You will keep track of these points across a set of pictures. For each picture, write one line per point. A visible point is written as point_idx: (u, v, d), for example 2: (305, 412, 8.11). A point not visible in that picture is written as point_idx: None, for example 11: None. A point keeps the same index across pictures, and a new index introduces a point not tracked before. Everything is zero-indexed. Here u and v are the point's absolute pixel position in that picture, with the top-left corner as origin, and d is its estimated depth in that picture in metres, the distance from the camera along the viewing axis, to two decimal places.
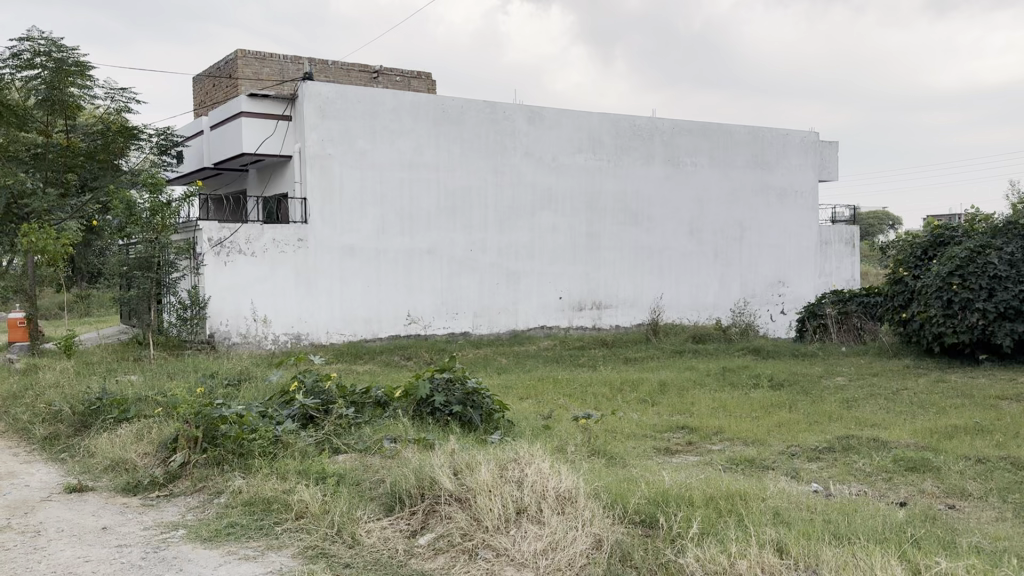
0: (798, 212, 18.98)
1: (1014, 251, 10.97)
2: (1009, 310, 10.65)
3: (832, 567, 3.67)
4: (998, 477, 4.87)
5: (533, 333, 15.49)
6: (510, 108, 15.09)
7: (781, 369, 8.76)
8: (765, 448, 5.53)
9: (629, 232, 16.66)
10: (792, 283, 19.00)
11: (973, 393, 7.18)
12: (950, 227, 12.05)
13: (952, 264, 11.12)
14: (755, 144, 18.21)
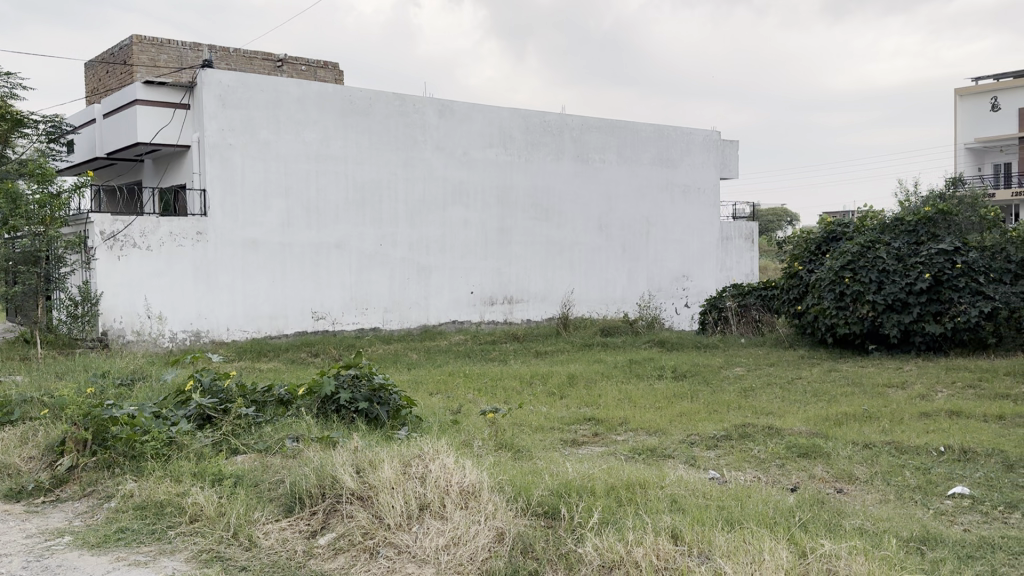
0: (701, 209, 19.54)
1: (900, 246, 11.52)
2: (896, 302, 11.15)
3: (722, 551, 3.83)
4: (882, 461, 5.14)
5: (444, 328, 15.45)
6: (419, 101, 15.03)
7: (684, 361, 9.00)
8: (666, 437, 5.67)
9: (540, 227, 16.83)
10: (695, 277, 19.54)
11: (863, 381, 7.53)
12: (842, 223, 12.72)
13: (843, 258, 11.65)
14: (661, 142, 18.69)
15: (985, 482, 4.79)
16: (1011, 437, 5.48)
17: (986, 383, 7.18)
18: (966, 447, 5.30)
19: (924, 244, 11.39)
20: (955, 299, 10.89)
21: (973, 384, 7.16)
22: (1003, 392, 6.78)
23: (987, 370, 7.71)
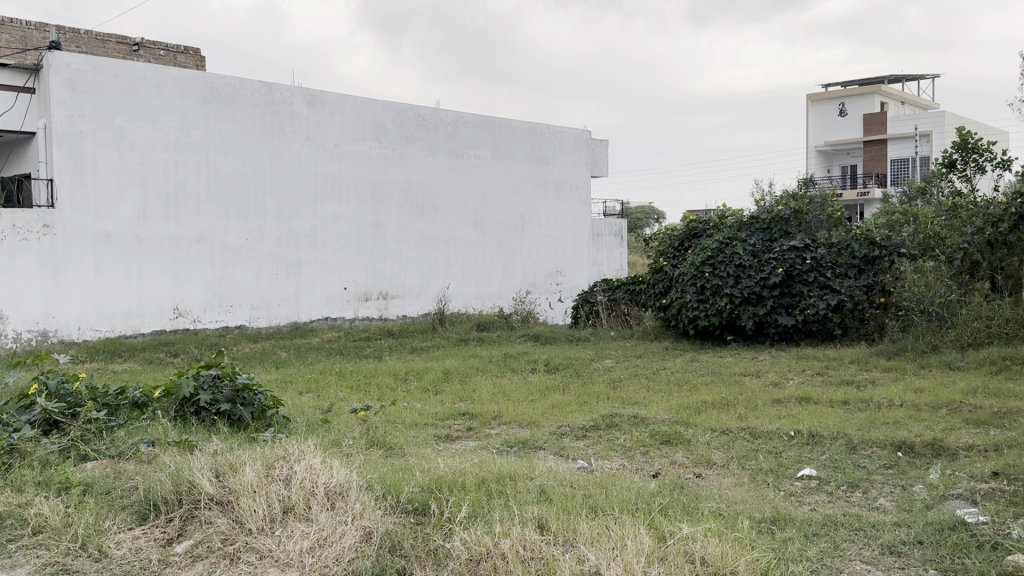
0: (573, 206, 19.99)
1: (755, 243, 12.24)
2: (752, 295, 11.82)
3: (586, 539, 3.94)
4: (739, 446, 5.43)
5: (315, 325, 15.10)
6: (287, 91, 14.65)
7: (557, 354, 9.20)
8: (538, 429, 5.77)
9: (414, 221, 16.75)
10: (569, 273, 19.97)
11: (722, 370, 7.96)
12: (703, 221, 13.36)
13: (704, 254, 12.32)
14: (535, 140, 19.00)
15: (830, 463, 5.15)
16: (852, 421, 5.92)
17: (832, 370, 7.75)
18: (813, 431, 5.68)
19: (777, 241, 12.16)
20: (805, 291, 11.63)
21: (820, 371, 7.71)
22: (847, 378, 7.33)
23: (833, 358, 8.31)
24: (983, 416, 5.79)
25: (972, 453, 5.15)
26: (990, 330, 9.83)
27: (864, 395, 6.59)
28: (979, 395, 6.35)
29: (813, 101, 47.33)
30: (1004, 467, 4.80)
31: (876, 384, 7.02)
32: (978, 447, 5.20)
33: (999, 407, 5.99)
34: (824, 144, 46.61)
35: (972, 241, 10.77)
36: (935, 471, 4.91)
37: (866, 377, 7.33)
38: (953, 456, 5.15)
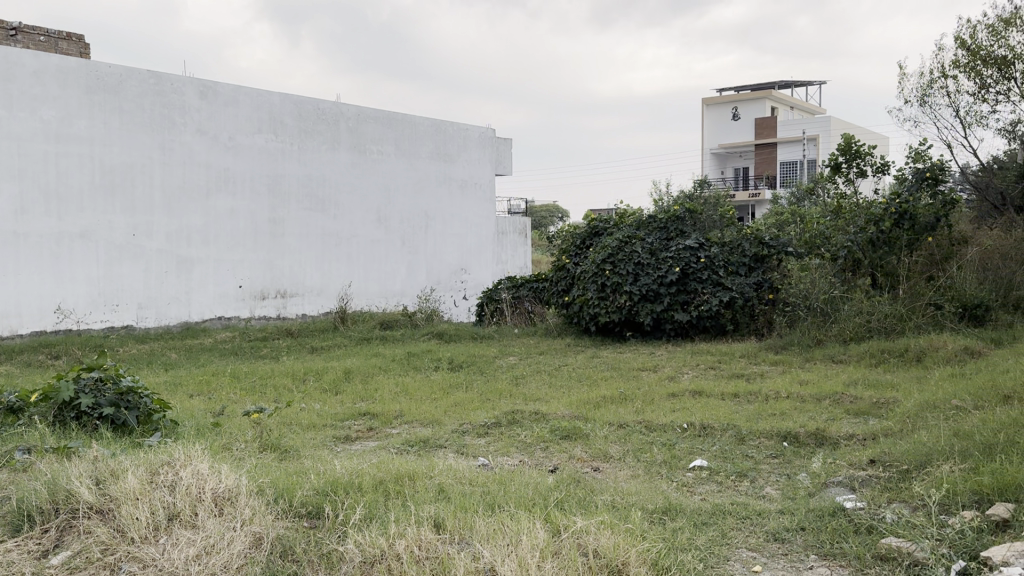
0: (478, 204, 20.02)
1: (653, 241, 12.58)
2: (650, 292, 12.15)
3: (482, 535, 3.96)
4: (635, 440, 5.57)
5: (208, 325, 14.67)
6: (178, 81, 14.16)
7: (461, 351, 9.21)
8: (439, 428, 5.78)
9: (314, 218, 16.44)
10: (473, 270, 20.00)
11: (622, 365, 8.17)
12: (603, 220, 13.64)
13: (604, 252, 12.59)
14: (439, 136, 18.94)
15: (720, 455, 5.34)
16: (742, 412, 6.16)
17: (725, 364, 8.06)
18: (705, 423, 5.89)
19: (674, 239, 12.54)
20: (700, 288, 12.05)
21: (714, 365, 8.01)
22: (739, 372, 7.64)
23: (725, 353, 8.64)
24: (862, 406, 6.14)
25: (851, 442, 5.44)
26: (870, 326, 10.36)
27: (753, 387, 6.88)
28: (858, 387, 6.73)
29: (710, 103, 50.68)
30: (879, 455, 5.09)
31: (764, 377, 7.35)
32: (857, 437, 5.50)
33: (877, 397, 6.36)
34: (717, 147, 50.40)
35: (855, 241, 11.40)
36: (818, 460, 5.16)
37: (755, 370, 7.66)
38: (834, 445, 5.42)
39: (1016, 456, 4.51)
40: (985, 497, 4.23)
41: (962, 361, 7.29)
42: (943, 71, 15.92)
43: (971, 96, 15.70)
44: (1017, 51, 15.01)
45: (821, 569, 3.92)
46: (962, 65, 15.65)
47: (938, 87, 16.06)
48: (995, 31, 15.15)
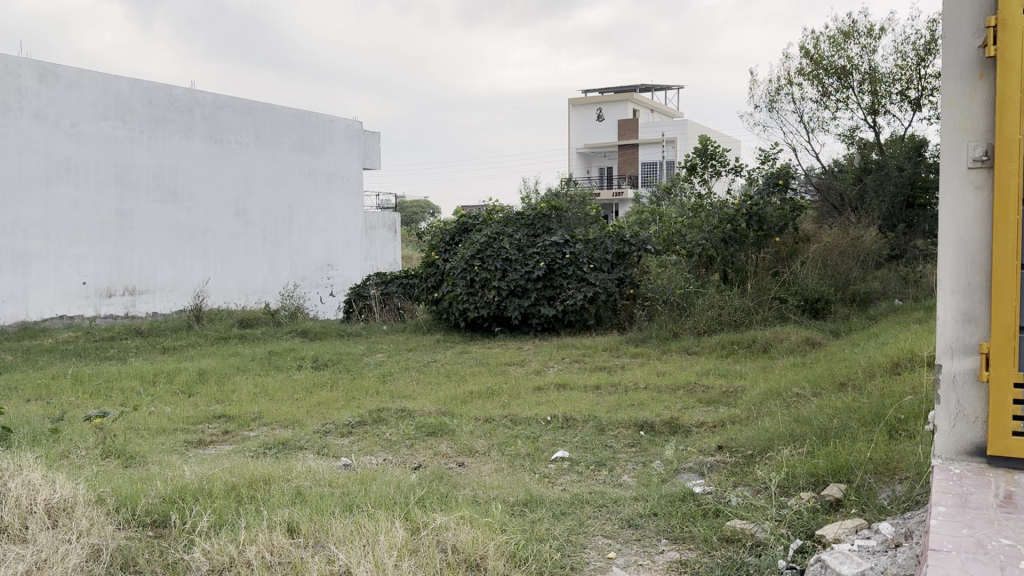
0: (343, 197, 20.67)
1: (520, 238, 12.79)
2: (517, 288, 12.40)
3: (337, 538, 3.89)
4: (500, 433, 5.65)
5: (49, 324, 14.35)
6: (13, 63, 13.62)
7: (326, 350, 9.02)
8: (301, 429, 5.77)
9: (166, 210, 16.30)
10: (340, 267, 20.66)
11: (489, 360, 8.26)
12: (472, 216, 13.72)
13: (472, 248, 12.66)
14: (301, 128, 19.30)
15: (581, 445, 5.50)
16: (603, 404, 6.37)
17: (588, 357, 8.31)
18: (568, 415, 6.05)
19: (540, 236, 12.83)
20: (565, 284, 12.36)
21: (578, 359, 8.23)
22: (601, 364, 7.90)
23: (588, 347, 8.89)
24: (714, 395, 6.49)
25: (701, 429, 5.74)
26: (721, 319, 10.92)
27: (614, 379, 7.14)
28: (710, 376, 7.11)
29: (576, 105, 53.27)
30: (727, 441, 5.38)
31: (625, 369, 7.63)
32: (708, 424, 5.80)
33: (727, 386, 6.74)
34: (582, 147, 52.96)
35: (709, 239, 12.09)
36: (671, 447, 5.41)
37: (617, 363, 7.93)
38: (686, 433, 5.70)
39: (848, 439, 4.87)
40: (820, 479, 4.55)
41: (804, 351, 7.84)
42: (790, 78, 17.06)
43: (814, 103, 16.93)
44: (854, 62, 16.27)
45: (671, 553, 4.11)
46: (806, 73, 16.83)
47: (785, 93, 17.20)
48: (835, 43, 16.38)
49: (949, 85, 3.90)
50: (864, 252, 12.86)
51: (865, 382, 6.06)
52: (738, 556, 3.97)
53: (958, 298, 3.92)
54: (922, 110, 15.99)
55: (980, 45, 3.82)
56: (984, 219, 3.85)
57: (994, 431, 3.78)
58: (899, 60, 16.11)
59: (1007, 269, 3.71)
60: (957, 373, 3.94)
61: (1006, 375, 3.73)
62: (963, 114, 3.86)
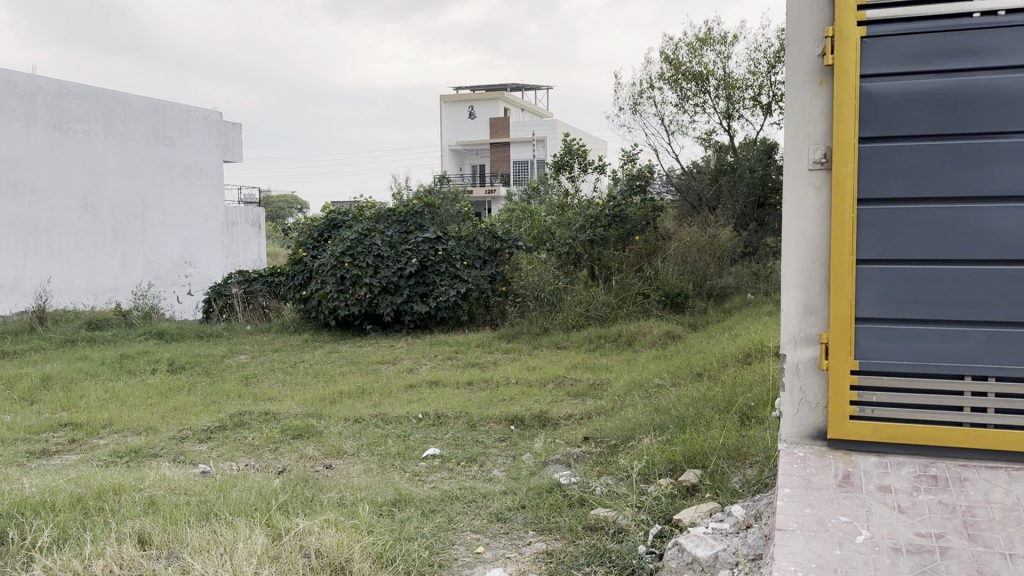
0: (201, 190, 19.87)
1: (392, 235, 12.72)
2: (390, 285, 12.33)
3: (192, 548, 3.73)
4: (369, 433, 5.57)
5: None
6: None
7: (184, 351, 8.58)
8: (155, 436, 5.52)
9: (5, 204, 15.03)
10: (197, 264, 19.84)
11: (360, 359, 8.12)
12: (342, 212, 13.43)
13: (342, 245, 12.43)
14: (156, 118, 18.32)
15: (452, 442, 5.50)
16: (475, 400, 6.41)
17: (461, 353, 8.34)
18: (439, 412, 6.04)
19: (412, 233, 12.77)
20: (438, 281, 12.41)
21: (451, 355, 8.24)
22: (473, 360, 7.96)
23: (460, 343, 8.92)
24: (582, 388, 6.67)
25: (569, 421, 5.88)
26: (588, 314, 11.30)
27: (486, 375, 7.19)
28: (579, 370, 7.30)
29: (447, 100, 53.34)
30: (592, 432, 5.55)
31: (497, 365, 7.70)
32: (575, 417, 5.96)
33: (594, 379, 6.96)
34: (456, 144, 53.13)
35: (576, 238, 12.43)
36: (539, 440, 5.51)
37: (489, 359, 8.00)
38: (555, 425, 5.83)
39: (703, 427, 5.12)
40: (677, 465, 4.76)
41: (666, 344, 8.20)
42: (651, 82, 17.79)
43: (674, 106, 17.72)
44: (710, 68, 17.15)
45: (538, 544, 4.20)
46: (666, 78, 17.57)
47: (647, 97, 17.91)
48: (693, 49, 17.20)
49: (792, 90, 4.17)
50: (720, 249, 13.45)
51: (719, 372, 6.42)
52: (601, 544, 4.09)
53: (801, 291, 4.21)
54: (771, 115, 17.03)
55: (820, 55, 4.11)
56: (823, 218, 4.15)
57: (834, 415, 4.08)
58: (752, 67, 17.11)
59: (844, 264, 4.01)
60: (799, 361, 4.24)
61: (843, 362, 4.04)
62: (804, 119, 4.14)
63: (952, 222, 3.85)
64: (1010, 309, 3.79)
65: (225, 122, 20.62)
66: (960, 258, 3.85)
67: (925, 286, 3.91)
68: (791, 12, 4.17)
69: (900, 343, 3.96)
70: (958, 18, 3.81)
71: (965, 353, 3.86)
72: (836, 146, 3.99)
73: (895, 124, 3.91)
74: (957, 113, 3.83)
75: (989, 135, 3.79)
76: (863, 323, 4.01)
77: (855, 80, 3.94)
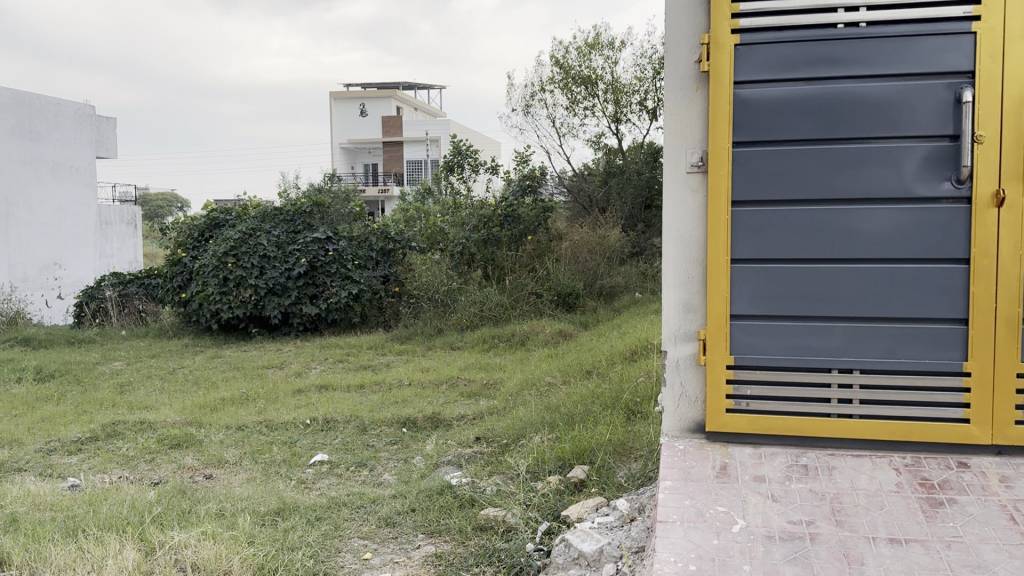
0: (71, 187, 18.80)
1: (279, 235, 12.45)
2: (277, 286, 12.12)
3: (54, 567, 3.50)
4: (252, 441, 5.38)
5: None
6: None
7: (52, 358, 8.04)
8: (18, 449, 5.15)
9: None
10: (68, 266, 18.65)
11: (244, 364, 7.84)
12: (225, 211, 12.97)
13: (226, 245, 12.04)
14: (22, 111, 17.20)
15: (341, 447, 5.38)
16: (366, 403, 6.30)
17: (352, 356, 8.19)
18: (328, 417, 5.91)
19: (300, 233, 12.54)
20: (328, 282, 12.27)
21: (342, 358, 8.08)
22: (365, 363, 7.83)
23: (352, 345, 8.76)
24: (475, 388, 6.67)
25: (461, 422, 5.86)
26: (482, 314, 11.35)
27: (378, 377, 7.08)
28: (472, 370, 7.30)
29: (339, 97, 52.87)
30: (484, 432, 5.55)
31: (389, 367, 7.61)
32: (467, 417, 5.95)
33: (487, 379, 6.98)
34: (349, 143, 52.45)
35: (470, 238, 12.39)
36: (431, 442, 5.46)
37: (381, 361, 7.90)
38: (447, 427, 5.80)
39: (591, 423, 5.21)
40: (566, 462, 4.82)
41: (557, 343, 8.31)
42: (543, 85, 18.03)
43: (565, 109, 18.05)
44: (598, 72, 17.54)
45: (427, 547, 4.15)
46: (557, 82, 17.88)
47: (539, 99, 18.16)
48: (582, 54, 17.61)
49: (670, 96, 4.30)
50: (610, 250, 13.64)
51: (608, 369, 6.56)
52: (490, 543, 4.09)
53: (681, 290, 4.34)
54: (658, 119, 17.58)
55: (696, 61, 4.25)
56: (701, 219, 4.29)
57: (712, 409, 4.24)
58: (638, 73, 17.60)
59: (720, 264, 4.17)
60: (679, 357, 4.37)
61: (719, 358, 4.21)
62: (682, 123, 4.27)
63: (819, 223, 4.06)
64: (872, 305, 4.03)
65: (97, 117, 19.61)
66: (827, 257, 4.06)
67: (795, 284, 4.11)
68: (670, 19, 4.28)
69: (772, 339, 4.15)
70: (823, 29, 4.02)
71: (832, 347, 4.08)
72: (712, 150, 4.14)
73: (767, 130, 4.09)
74: (824, 119, 4.04)
75: (852, 141, 4.02)
76: (738, 321, 4.19)
77: (729, 87, 4.10)
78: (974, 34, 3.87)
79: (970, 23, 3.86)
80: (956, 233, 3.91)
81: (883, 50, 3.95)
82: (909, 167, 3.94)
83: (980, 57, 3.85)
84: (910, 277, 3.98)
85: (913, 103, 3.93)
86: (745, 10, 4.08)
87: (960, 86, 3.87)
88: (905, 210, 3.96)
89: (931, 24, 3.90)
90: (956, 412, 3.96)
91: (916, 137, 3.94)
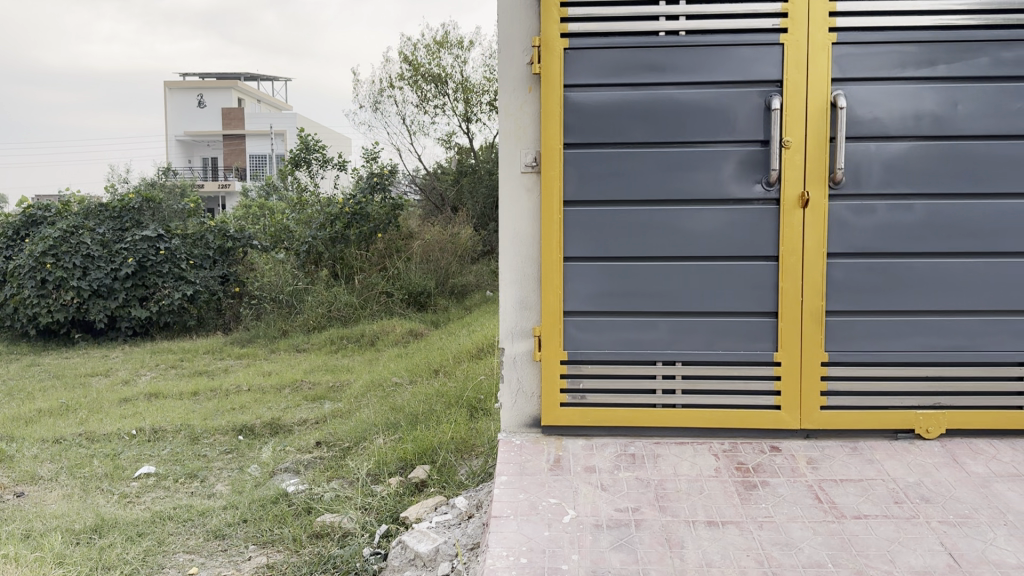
0: None
1: (104, 233, 11.76)
2: (102, 288, 11.51)
3: None
4: (70, 455, 5.03)
5: None
6: None
7: None
8: None
9: None
10: None
11: (65, 372, 7.32)
12: (42, 207, 12.06)
13: (43, 244, 11.27)
14: None
15: (170, 458, 5.12)
16: (199, 411, 6.03)
17: (186, 361, 7.83)
18: (156, 427, 5.61)
19: (128, 231, 11.88)
20: (159, 283, 11.67)
21: (174, 364, 7.71)
22: (200, 368, 7.50)
23: (186, 350, 8.38)
24: (319, 391, 6.53)
25: (303, 427, 5.73)
26: (330, 314, 11.12)
27: (213, 384, 6.80)
28: (316, 373, 7.14)
29: None
30: (325, 436, 5.45)
31: (227, 372, 7.33)
32: (310, 421, 5.82)
33: (332, 381, 6.85)
34: None
35: (317, 236, 12.19)
36: (269, 450, 5.28)
37: (219, 366, 7.60)
38: (287, 432, 5.65)
39: (432, 423, 5.22)
40: (408, 462, 4.81)
41: (406, 342, 8.28)
42: (391, 82, 17.95)
43: (415, 107, 18.04)
44: (448, 71, 17.61)
45: (258, 557, 4.01)
46: (406, 78, 17.82)
47: (388, 96, 18.06)
48: (431, 51, 17.55)
49: (504, 97, 4.35)
50: (462, 248, 13.68)
51: (454, 369, 6.60)
52: (325, 551, 3.99)
53: (517, 287, 4.40)
54: None
55: (528, 63, 4.31)
56: (535, 218, 4.37)
57: (547, 404, 4.34)
58: (487, 72, 17.80)
59: (554, 262, 4.26)
60: (517, 353, 4.43)
61: (554, 353, 4.31)
62: (516, 124, 4.34)
63: (646, 222, 4.23)
64: (694, 300, 4.24)
65: None
66: (653, 254, 4.24)
67: (624, 281, 4.26)
68: (503, 19, 4.32)
69: (603, 334, 4.29)
70: (646, 36, 4.19)
71: (658, 341, 4.27)
72: (544, 151, 4.22)
73: (596, 131, 4.22)
74: (648, 122, 4.20)
75: (674, 144, 4.21)
76: (571, 317, 4.31)
77: (559, 89, 4.20)
78: (782, 45, 4.12)
79: (778, 35, 4.12)
80: (767, 232, 4.17)
81: (700, 58, 4.15)
82: (726, 170, 4.17)
83: (787, 68, 4.11)
84: (727, 274, 4.21)
85: (729, 110, 4.15)
86: (574, 15, 4.19)
87: (771, 94, 4.13)
88: (723, 210, 4.18)
89: (744, 34, 4.14)
90: (768, 400, 4.24)
91: (732, 141, 4.17)
